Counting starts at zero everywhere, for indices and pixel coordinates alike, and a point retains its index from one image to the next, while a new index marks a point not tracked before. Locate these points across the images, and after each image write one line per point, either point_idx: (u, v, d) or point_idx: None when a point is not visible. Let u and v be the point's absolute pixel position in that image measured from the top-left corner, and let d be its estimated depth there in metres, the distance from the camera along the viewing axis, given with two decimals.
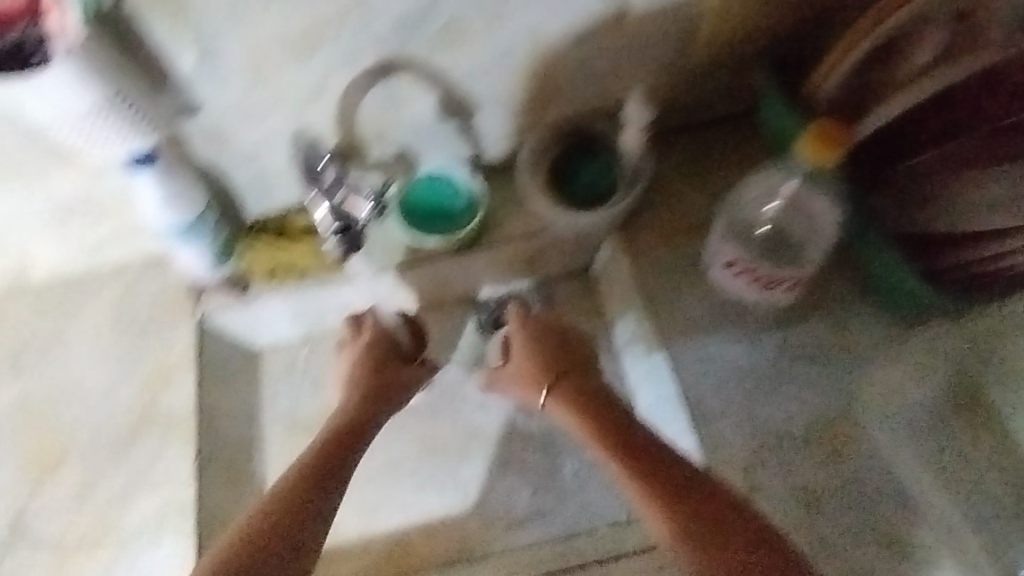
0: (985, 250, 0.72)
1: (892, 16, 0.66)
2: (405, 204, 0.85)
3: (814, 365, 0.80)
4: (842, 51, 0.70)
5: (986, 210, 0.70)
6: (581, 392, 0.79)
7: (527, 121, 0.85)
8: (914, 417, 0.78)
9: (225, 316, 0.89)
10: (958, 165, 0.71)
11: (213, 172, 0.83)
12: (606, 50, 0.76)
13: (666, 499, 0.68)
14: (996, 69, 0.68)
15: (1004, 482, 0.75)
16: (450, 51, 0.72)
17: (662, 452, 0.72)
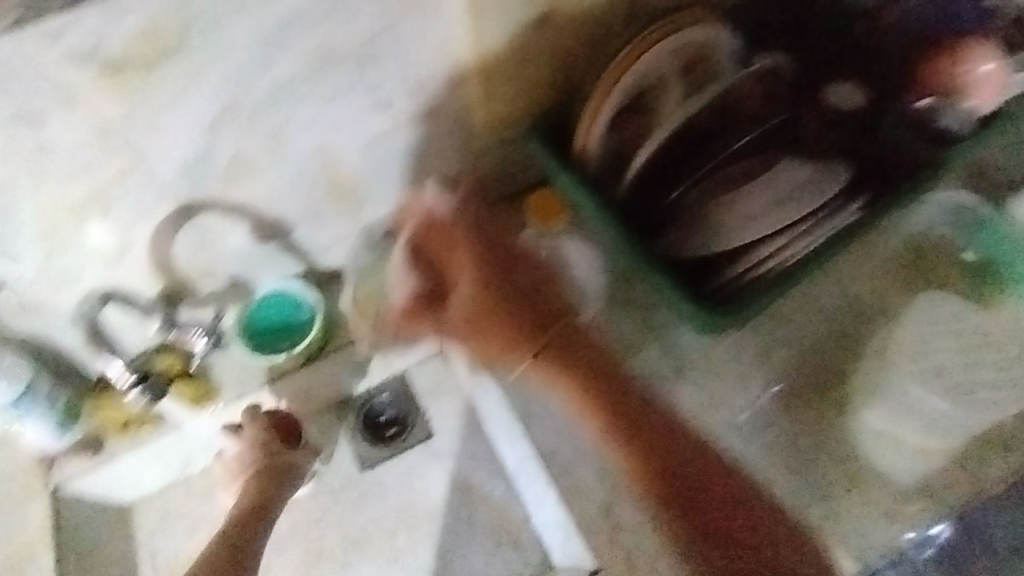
0: (754, 258, 0.77)
1: (624, 78, 0.76)
2: (247, 328, 0.89)
3: (651, 392, 0.84)
4: (592, 114, 0.78)
5: (745, 223, 0.77)
6: (558, 356, 0.80)
7: (346, 227, 0.91)
8: (754, 416, 0.81)
9: (83, 479, 0.88)
10: (712, 190, 0.79)
11: (35, 343, 0.81)
12: (395, 153, 0.83)
13: (641, 442, 0.74)
14: (719, 107, 0.80)
15: (850, 456, 0.78)
16: (246, 183, 0.77)
17: (623, 377, 0.78)
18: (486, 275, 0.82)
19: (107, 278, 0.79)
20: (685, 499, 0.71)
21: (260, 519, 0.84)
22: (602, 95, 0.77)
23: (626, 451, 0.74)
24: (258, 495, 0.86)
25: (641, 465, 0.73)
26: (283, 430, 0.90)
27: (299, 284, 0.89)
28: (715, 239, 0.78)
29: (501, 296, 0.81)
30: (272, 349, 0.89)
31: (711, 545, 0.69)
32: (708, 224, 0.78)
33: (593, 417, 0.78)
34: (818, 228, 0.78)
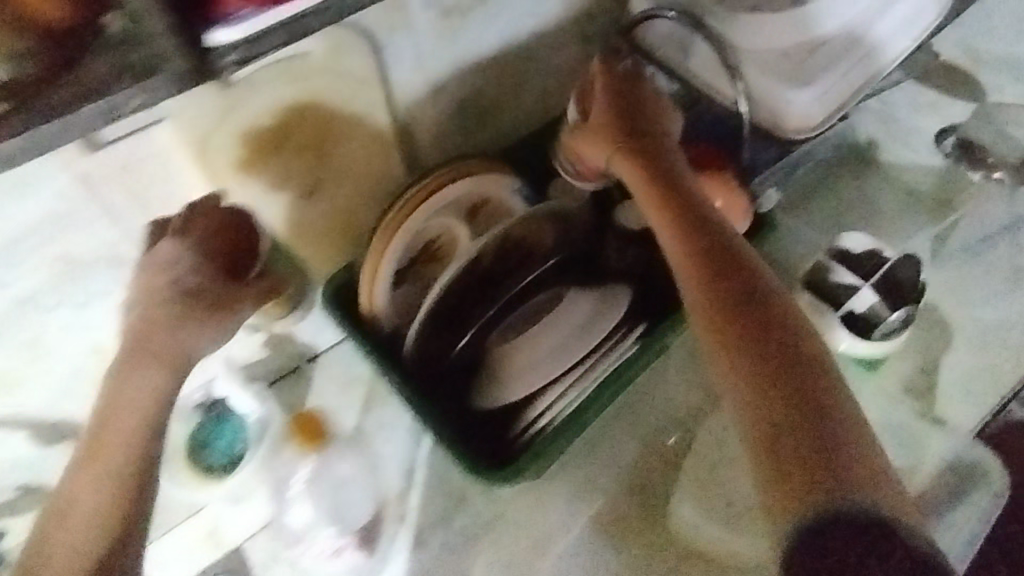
0: (529, 415, 0.75)
1: (394, 238, 0.78)
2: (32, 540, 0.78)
3: (473, 550, 0.80)
4: (370, 274, 0.78)
5: (517, 378, 0.75)
6: (650, 163, 0.72)
7: None
8: (583, 552, 0.78)
9: None
10: (500, 334, 0.78)
11: None
12: None
13: (723, 284, 0.60)
14: (502, 246, 0.79)
15: None
16: (10, 394, 0.72)
17: (671, 172, 0.72)
18: (620, 91, 0.77)
19: None
20: (739, 326, 0.57)
21: (129, 369, 0.60)
22: (382, 248, 0.78)
23: (702, 269, 0.62)
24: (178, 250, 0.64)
25: (710, 293, 0.60)
26: (228, 239, 0.68)
27: None
28: (504, 388, 0.75)
29: (614, 112, 0.76)
30: None
31: (763, 393, 0.53)
32: (495, 373, 0.75)
33: (689, 274, 0.62)
34: (602, 364, 0.77)
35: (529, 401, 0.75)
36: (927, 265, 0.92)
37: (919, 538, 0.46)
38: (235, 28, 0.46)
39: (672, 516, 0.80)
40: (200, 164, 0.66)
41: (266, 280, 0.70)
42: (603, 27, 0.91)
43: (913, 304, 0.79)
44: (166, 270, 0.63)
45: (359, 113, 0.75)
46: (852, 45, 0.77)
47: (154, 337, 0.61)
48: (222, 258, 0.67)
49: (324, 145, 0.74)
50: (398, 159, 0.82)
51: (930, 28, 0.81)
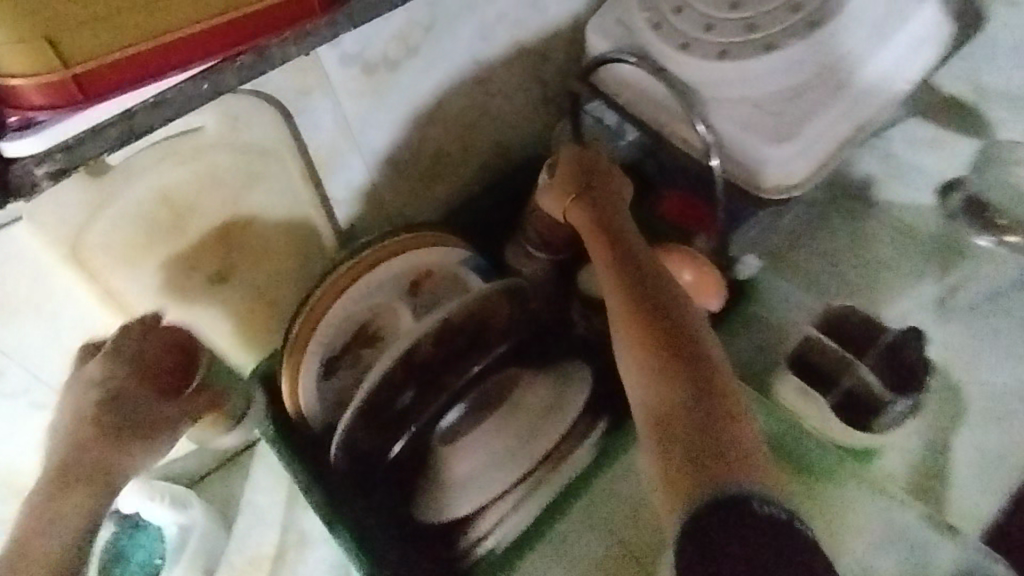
0: (474, 532, 0.67)
1: (318, 329, 0.69)
2: None
3: None
4: (291, 375, 0.69)
5: (460, 489, 0.66)
6: (601, 206, 0.64)
7: None
8: None
9: None
10: (444, 436, 0.66)
11: None
12: None
13: (641, 292, 0.56)
14: (444, 330, 0.67)
15: None
16: None
17: (627, 219, 0.63)
18: (582, 159, 0.66)
19: None
20: (650, 327, 0.53)
21: (56, 495, 0.53)
22: (303, 344, 0.68)
23: (622, 274, 0.57)
24: (110, 377, 0.57)
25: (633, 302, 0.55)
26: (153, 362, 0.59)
27: None
28: (443, 504, 0.66)
29: (579, 168, 0.66)
30: None
31: (670, 390, 0.50)
32: (434, 489, 0.65)
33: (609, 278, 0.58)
34: (556, 472, 0.69)
35: (473, 517, 0.66)
36: (930, 327, 0.81)
37: (782, 511, 0.46)
38: (24, 139, 0.42)
39: None
40: (70, 264, 0.56)
41: (208, 395, 0.62)
42: (561, 67, 0.81)
43: (919, 392, 0.68)
44: (100, 386, 0.57)
45: (268, 188, 0.64)
46: (837, 94, 0.66)
47: (94, 450, 0.54)
48: (159, 372, 0.59)
49: (230, 226, 0.64)
50: (324, 230, 0.71)
51: (926, 68, 0.71)
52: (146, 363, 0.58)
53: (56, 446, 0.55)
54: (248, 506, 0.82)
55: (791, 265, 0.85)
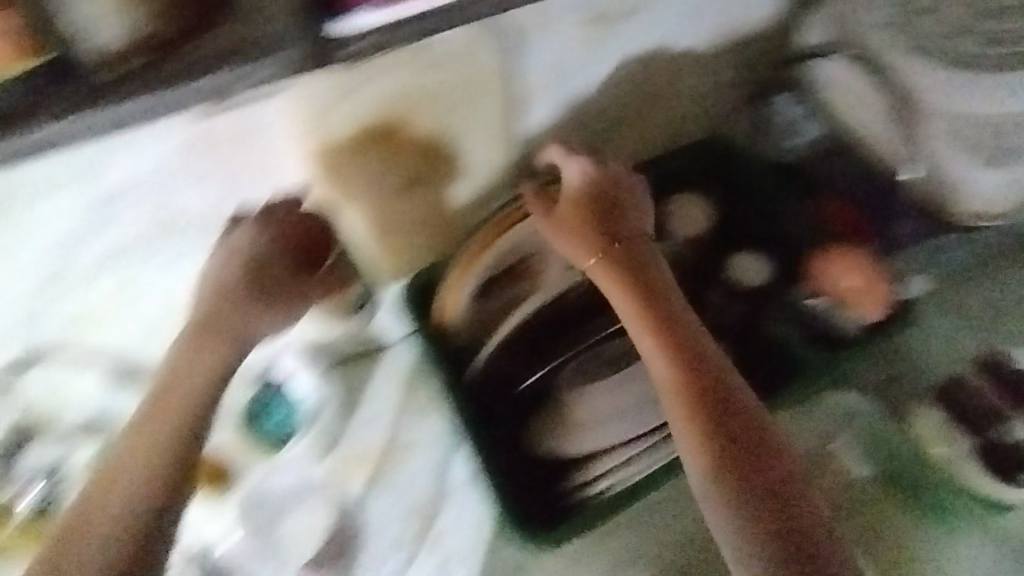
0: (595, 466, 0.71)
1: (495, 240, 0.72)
2: None
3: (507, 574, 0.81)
4: (459, 272, 0.73)
5: (589, 424, 0.72)
6: (628, 260, 0.62)
7: None
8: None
9: None
10: (582, 375, 0.73)
11: None
12: None
13: (697, 383, 0.55)
14: None
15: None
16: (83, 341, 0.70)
17: (665, 274, 0.62)
18: (617, 185, 0.65)
19: None
20: (715, 423, 0.53)
21: (200, 347, 0.59)
22: (467, 262, 0.73)
23: (677, 360, 0.57)
24: (258, 244, 0.63)
25: (692, 394, 0.55)
26: (296, 235, 0.66)
27: None
28: (568, 437, 0.71)
29: (591, 205, 0.64)
30: None
31: (751, 497, 0.50)
32: (556, 423, 0.71)
33: (666, 360, 0.57)
34: (669, 441, 0.72)
35: (587, 459, 0.71)
36: None
37: None
38: (369, 15, 0.45)
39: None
40: (314, 146, 0.64)
41: (335, 273, 0.71)
42: (765, 56, 0.80)
43: None
44: (238, 254, 0.63)
45: (475, 111, 0.70)
46: None
47: (236, 311, 0.61)
48: (298, 246, 0.65)
49: (435, 138, 0.70)
50: (502, 164, 0.76)
51: None
52: (293, 232, 0.65)
53: (208, 280, 0.63)
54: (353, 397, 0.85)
55: (957, 304, 0.81)
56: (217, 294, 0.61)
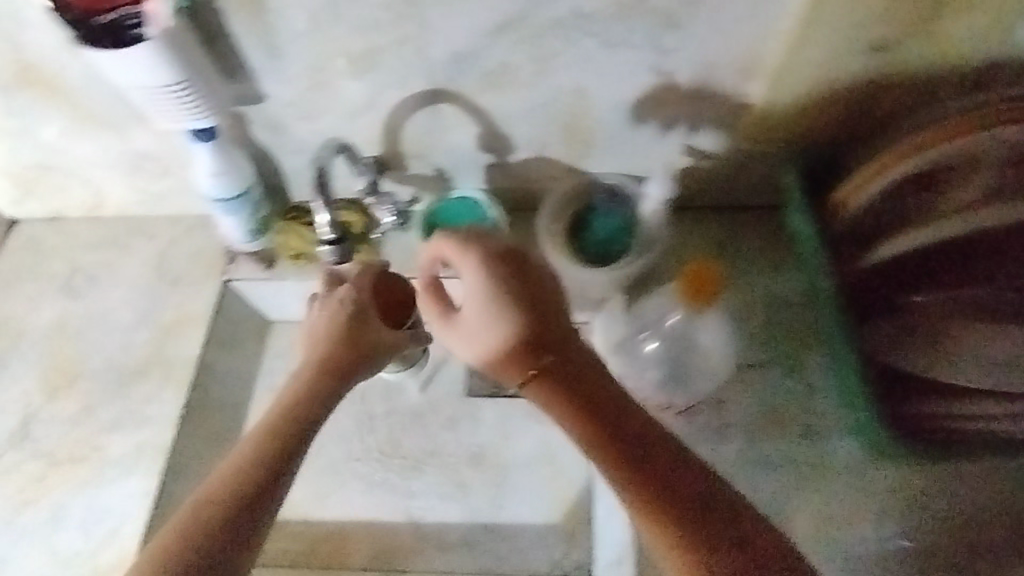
0: (958, 406, 0.69)
1: (952, 139, 0.67)
2: (428, 219, 0.90)
3: (797, 467, 0.74)
4: (883, 162, 0.70)
5: (959, 361, 0.70)
6: (569, 369, 0.62)
7: (561, 168, 0.88)
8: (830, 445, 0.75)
9: (247, 284, 0.96)
10: (967, 312, 0.71)
11: (266, 154, 0.88)
12: (643, 122, 0.80)
13: (634, 463, 0.57)
14: None
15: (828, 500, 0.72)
16: (495, 92, 0.78)
17: (592, 390, 0.61)
18: (505, 274, 0.66)
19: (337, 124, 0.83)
20: (685, 526, 0.54)
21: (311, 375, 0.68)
22: (898, 155, 0.69)
23: (615, 452, 0.57)
24: (356, 298, 0.74)
25: (637, 477, 0.56)
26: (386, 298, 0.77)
27: (484, 199, 0.91)
28: (936, 365, 0.70)
29: (523, 296, 0.66)
30: None
31: None
32: (912, 340, 0.71)
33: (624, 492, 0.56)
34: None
35: (951, 395, 0.69)
36: None
37: None
38: None
39: (837, 503, 0.72)
40: None
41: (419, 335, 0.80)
42: None
43: None
44: (341, 305, 0.73)
45: (974, 13, 0.64)
46: None
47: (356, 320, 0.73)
48: (359, 330, 0.72)
49: (924, 19, 0.65)
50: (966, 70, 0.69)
51: None
52: (351, 325, 0.72)
53: (318, 319, 0.73)
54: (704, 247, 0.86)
55: None
56: (334, 347, 0.71)
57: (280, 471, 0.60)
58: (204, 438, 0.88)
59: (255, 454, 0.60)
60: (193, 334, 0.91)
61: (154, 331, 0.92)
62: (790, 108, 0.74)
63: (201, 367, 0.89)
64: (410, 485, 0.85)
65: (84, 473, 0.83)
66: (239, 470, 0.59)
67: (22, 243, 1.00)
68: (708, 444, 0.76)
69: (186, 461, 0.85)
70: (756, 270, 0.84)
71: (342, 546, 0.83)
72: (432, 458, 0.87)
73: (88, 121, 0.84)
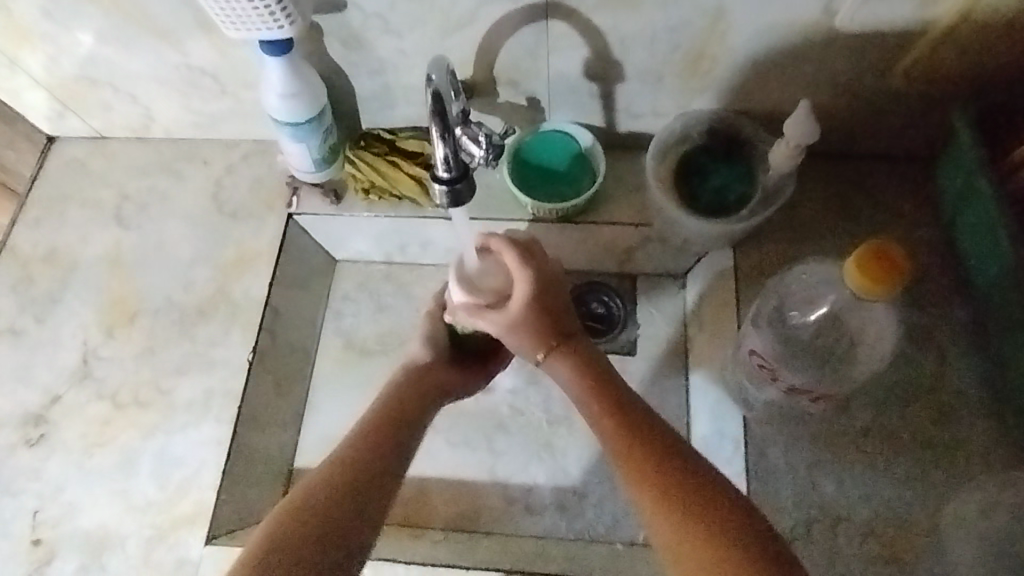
0: None
1: None
2: (519, 156, 0.81)
3: (928, 449, 0.68)
4: None
5: None
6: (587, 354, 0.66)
7: (673, 102, 0.78)
8: (966, 429, 0.69)
9: (312, 219, 0.87)
10: None
11: (339, 74, 0.78)
12: (784, 51, 0.69)
13: (653, 451, 0.57)
14: None
15: (962, 489, 0.67)
16: (615, 11, 0.66)
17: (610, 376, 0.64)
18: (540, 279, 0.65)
19: (425, 42, 0.72)
20: (694, 520, 0.53)
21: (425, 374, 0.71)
22: None
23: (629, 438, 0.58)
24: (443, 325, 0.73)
25: (632, 445, 0.58)
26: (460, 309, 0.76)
27: (588, 138, 0.81)
28: None
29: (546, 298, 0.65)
30: (541, 194, 0.81)
31: None
32: None
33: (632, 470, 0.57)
34: None
35: None
36: None
37: None
38: None
39: (973, 493, 0.67)
40: None
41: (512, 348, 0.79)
42: None
43: None
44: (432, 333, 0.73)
45: None
46: None
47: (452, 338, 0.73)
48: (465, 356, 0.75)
49: None
50: None
51: None
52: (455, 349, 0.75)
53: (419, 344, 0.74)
54: (830, 200, 0.78)
55: None
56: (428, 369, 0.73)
57: (376, 480, 0.59)
58: (274, 386, 0.83)
59: (347, 459, 0.60)
60: (258, 272, 0.84)
61: (216, 268, 0.85)
62: (973, 36, 0.63)
63: (267, 310, 0.83)
64: (493, 444, 0.83)
65: (151, 418, 0.78)
66: (329, 471, 0.58)
67: (64, 165, 0.91)
68: (826, 416, 0.71)
69: (257, 409, 0.80)
70: (891, 228, 0.76)
71: (426, 503, 0.81)
72: (517, 416, 0.84)
73: (138, 29, 0.73)
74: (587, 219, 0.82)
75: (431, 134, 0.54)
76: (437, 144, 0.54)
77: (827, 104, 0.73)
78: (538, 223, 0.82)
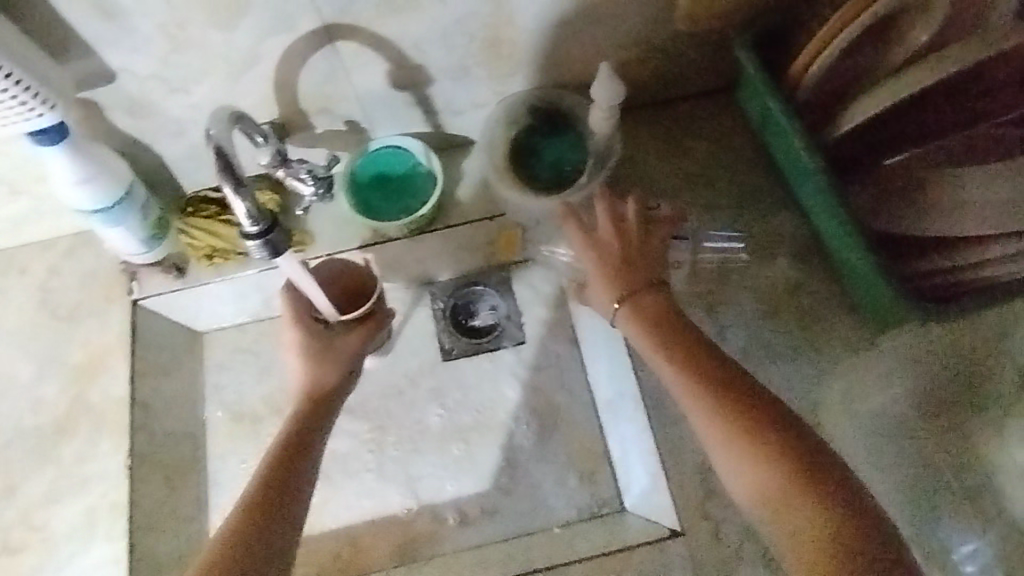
0: (958, 261, 0.65)
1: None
2: (355, 180, 0.79)
3: (801, 358, 0.73)
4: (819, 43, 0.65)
5: (956, 215, 0.64)
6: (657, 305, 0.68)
7: (490, 92, 0.78)
8: (831, 327, 0.73)
9: (160, 300, 0.81)
10: (955, 159, 0.66)
11: (138, 144, 0.73)
12: (572, 19, 0.71)
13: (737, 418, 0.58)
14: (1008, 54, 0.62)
15: (838, 384, 0.72)
16: (397, 18, 0.65)
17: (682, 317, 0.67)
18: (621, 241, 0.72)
19: (217, 91, 0.68)
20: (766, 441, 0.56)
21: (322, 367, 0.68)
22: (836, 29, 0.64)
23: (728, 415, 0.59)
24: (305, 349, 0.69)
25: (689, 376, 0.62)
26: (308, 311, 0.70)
27: (418, 145, 0.80)
28: (937, 222, 0.65)
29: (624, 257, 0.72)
30: (387, 212, 0.79)
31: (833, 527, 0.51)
32: (914, 205, 0.66)
33: (740, 461, 0.57)
34: None
35: (941, 252, 0.66)
36: None
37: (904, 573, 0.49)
38: None
39: (851, 384, 0.71)
40: None
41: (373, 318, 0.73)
42: None
43: None
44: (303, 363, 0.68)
45: None
46: None
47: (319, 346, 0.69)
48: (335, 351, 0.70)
49: None
50: None
51: None
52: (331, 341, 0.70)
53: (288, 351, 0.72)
54: (659, 148, 0.81)
55: None
56: (303, 423, 0.63)
57: (287, 506, 0.57)
58: (166, 482, 0.78)
59: (254, 499, 0.56)
60: (115, 372, 0.77)
61: (66, 379, 0.78)
62: None
63: (135, 407, 0.77)
64: (411, 471, 0.81)
65: (33, 558, 0.71)
66: (244, 502, 0.56)
67: None
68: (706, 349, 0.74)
69: (152, 513, 0.74)
70: (716, 162, 0.80)
71: (359, 550, 0.79)
72: (426, 436, 0.83)
73: None
74: (441, 224, 0.81)
75: (224, 193, 0.52)
76: (234, 200, 0.52)
77: (628, 58, 0.76)
78: (396, 241, 0.81)
